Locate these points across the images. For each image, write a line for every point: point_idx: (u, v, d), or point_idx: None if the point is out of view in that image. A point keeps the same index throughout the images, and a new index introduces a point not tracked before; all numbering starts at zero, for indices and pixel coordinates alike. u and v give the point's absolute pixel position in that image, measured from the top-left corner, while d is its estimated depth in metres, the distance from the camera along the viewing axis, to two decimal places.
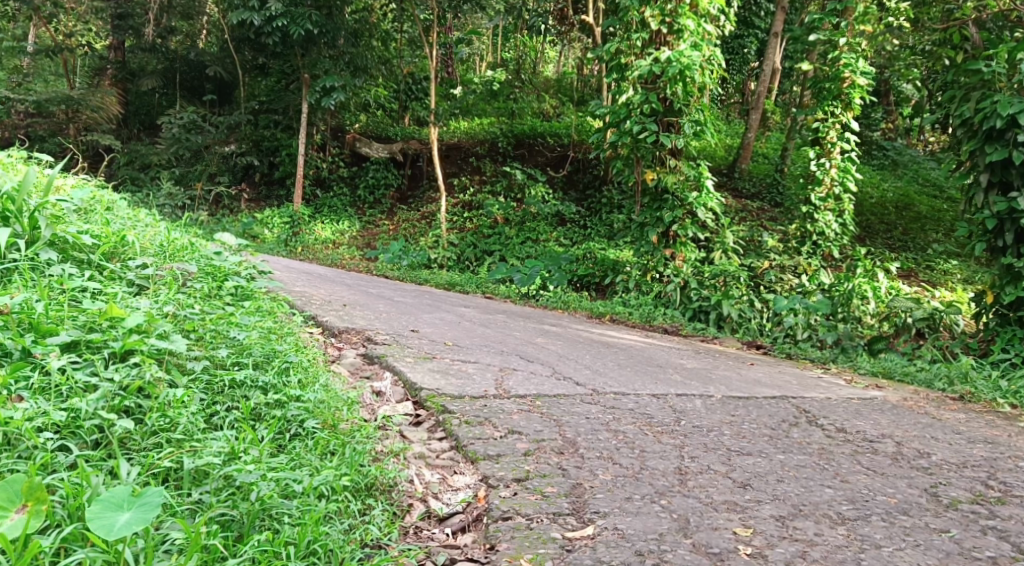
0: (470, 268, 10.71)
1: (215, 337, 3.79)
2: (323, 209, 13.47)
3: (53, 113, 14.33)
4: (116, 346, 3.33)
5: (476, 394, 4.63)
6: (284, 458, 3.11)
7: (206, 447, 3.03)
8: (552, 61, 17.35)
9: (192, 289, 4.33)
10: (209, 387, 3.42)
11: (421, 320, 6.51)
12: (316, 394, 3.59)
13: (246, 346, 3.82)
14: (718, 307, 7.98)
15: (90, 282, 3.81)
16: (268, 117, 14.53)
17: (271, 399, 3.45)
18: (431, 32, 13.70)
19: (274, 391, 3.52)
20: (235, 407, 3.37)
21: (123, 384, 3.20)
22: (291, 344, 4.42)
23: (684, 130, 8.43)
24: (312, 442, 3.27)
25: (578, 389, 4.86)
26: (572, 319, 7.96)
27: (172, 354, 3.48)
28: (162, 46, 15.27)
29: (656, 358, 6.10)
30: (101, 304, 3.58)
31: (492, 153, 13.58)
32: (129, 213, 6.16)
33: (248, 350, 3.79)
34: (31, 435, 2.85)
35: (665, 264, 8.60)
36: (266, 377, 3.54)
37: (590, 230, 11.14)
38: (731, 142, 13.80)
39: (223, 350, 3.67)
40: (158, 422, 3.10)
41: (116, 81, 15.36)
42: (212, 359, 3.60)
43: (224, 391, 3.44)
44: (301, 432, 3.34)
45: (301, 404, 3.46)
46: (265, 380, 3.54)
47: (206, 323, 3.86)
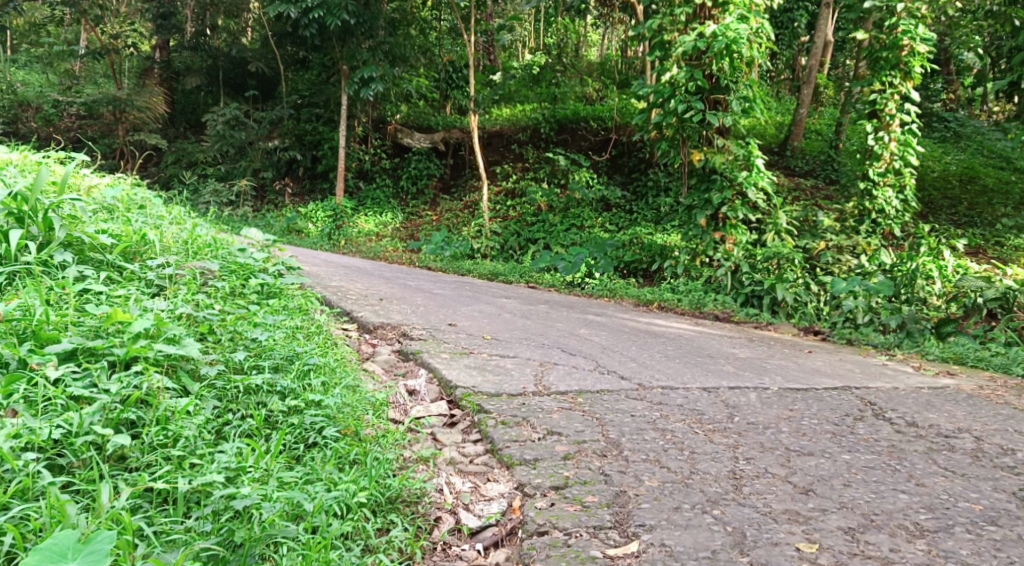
0: (514, 257, 10.44)
1: (233, 339, 3.61)
2: (366, 201, 13.32)
3: (101, 114, 14.42)
4: (118, 353, 3.15)
5: (514, 391, 4.36)
6: (295, 473, 2.93)
7: (206, 466, 2.84)
8: (595, 43, 16.92)
9: (214, 288, 4.13)
10: (218, 395, 3.23)
11: (459, 313, 6.28)
12: (337, 397, 3.38)
13: (266, 347, 3.62)
14: (772, 292, 7.59)
15: (98, 285, 3.64)
16: (310, 111, 14.44)
17: (288, 406, 3.26)
18: (470, 19, 13.46)
19: (293, 396, 3.32)
20: (248, 415, 3.19)
21: (122, 395, 3.02)
22: (319, 343, 4.21)
23: (732, 107, 8.03)
24: (329, 453, 3.08)
25: (623, 384, 4.57)
26: (618, 308, 7.65)
27: (183, 360, 3.30)
28: (206, 44, 15.02)
29: (707, 347, 5.77)
30: (108, 308, 3.40)
31: (534, 139, 13.25)
32: (166, 212, 6.02)
33: (267, 352, 3.58)
34: (9, 459, 2.67)
35: (715, 247, 8.20)
36: (284, 381, 3.35)
37: (636, 215, 10.78)
38: (781, 119, 13.28)
39: (239, 353, 3.47)
40: (157, 437, 2.91)
41: (162, 81, 15.48)
42: (226, 364, 3.40)
43: (236, 398, 3.25)
44: (319, 441, 3.15)
45: (320, 410, 3.27)
46: (284, 385, 3.35)
47: (225, 325, 3.67)
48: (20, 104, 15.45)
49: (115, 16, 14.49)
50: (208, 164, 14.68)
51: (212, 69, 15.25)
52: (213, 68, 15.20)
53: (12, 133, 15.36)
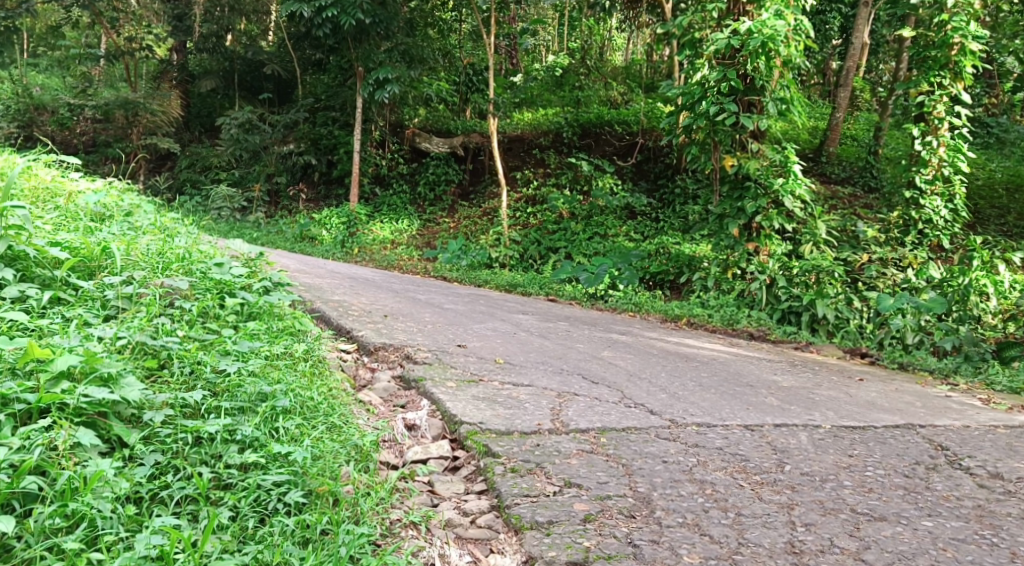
0: (534, 267, 9.91)
1: (192, 375, 3.13)
2: (383, 207, 12.80)
3: (114, 118, 14.03)
4: (29, 401, 2.70)
5: (527, 429, 3.79)
6: (238, 559, 2.47)
7: (106, 562, 2.38)
8: (620, 47, 16.22)
9: (180, 311, 3.59)
10: (160, 449, 2.78)
11: (470, 332, 5.72)
12: (308, 448, 2.90)
13: (230, 386, 3.13)
14: (812, 308, 6.97)
15: (26, 314, 3.16)
16: (325, 114, 13.88)
17: (241, 464, 2.79)
18: (493, 24, 12.96)
19: (256, 449, 2.85)
20: (189, 476, 2.72)
21: (16, 461, 2.54)
22: (304, 376, 3.69)
23: (767, 109, 7.41)
24: (292, 524, 2.61)
25: (653, 421, 3.99)
26: (644, 324, 7.06)
27: (116, 406, 2.83)
28: (222, 47, 14.35)
29: (745, 374, 5.16)
30: (28, 341, 2.95)
31: (557, 145, 12.68)
32: (157, 223, 5.53)
33: (231, 393, 3.10)
34: None
35: (748, 259, 7.58)
36: (245, 430, 2.88)
37: (662, 223, 10.17)
38: (816, 123, 12.56)
39: (195, 394, 3.00)
40: (51, 519, 2.45)
41: (176, 83, 15.04)
42: (176, 409, 2.93)
43: (181, 452, 2.79)
44: (280, 509, 2.67)
45: (285, 468, 2.79)
46: (246, 433, 2.89)
47: (185, 356, 3.20)
48: (36, 108, 15.17)
49: (132, 20, 13.87)
50: (223, 169, 14.25)
51: (227, 72, 14.69)
52: (228, 70, 14.67)
53: (26, 137, 15.05)
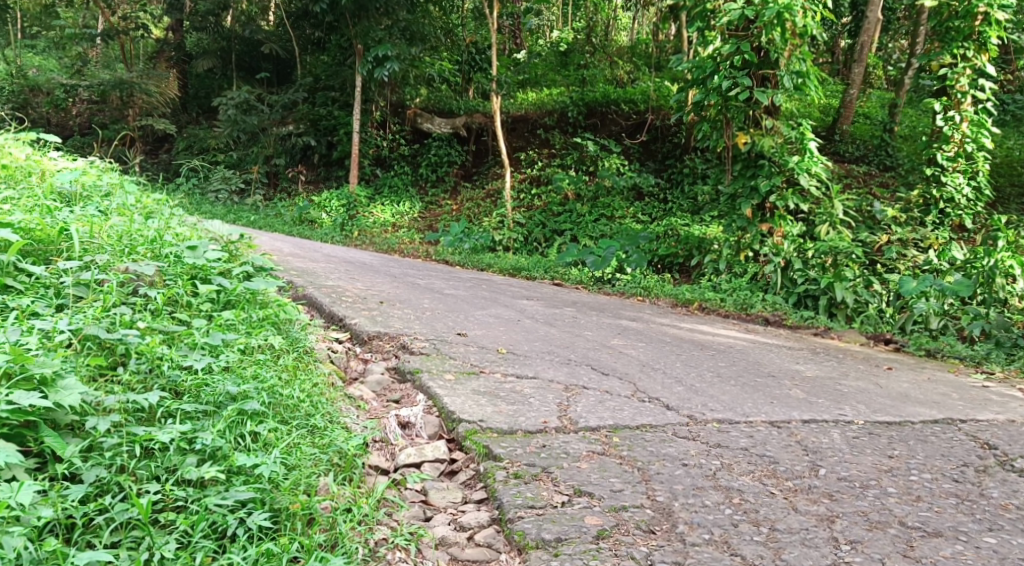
0: (538, 250, 9.56)
1: (148, 377, 2.81)
2: (383, 189, 12.41)
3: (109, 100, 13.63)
4: None
5: (531, 427, 3.45)
6: None
7: None
8: (625, 26, 15.69)
9: (144, 300, 3.25)
10: (101, 464, 2.46)
11: (471, 319, 5.37)
12: (278, 461, 2.58)
13: (194, 386, 2.82)
14: (829, 291, 6.57)
15: None
16: (325, 94, 13.45)
17: (196, 481, 2.47)
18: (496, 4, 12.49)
19: (216, 462, 2.54)
20: (131, 498, 2.40)
21: None
22: (283, 375, 3.35)
23: (782, 83, 6.97)
24: (254, 556, 2.30)
25: (669, 417, 3.63)
26: (654, 309, 6.68)
27: (47, 415, 2.51)
28: (221, 26, 13.87)
29: (766, 363, 4.79)
30: None
31: (561, 125, 12.28)
32: (138, 206, 5.21)
33: (196, 395, 2.79)
34: None
35: (761, 241, 7.18)
36: (205, 439, 2.56)
37: (671, 204, 9.77)
38: (829, 99, 11.96)
39: (150, 397, 2.69)
40: None
41: (173, 64, 14.63)
42: (125, 415, 2.61)
43: (127, 467, 2.47)
44: (241, 535, 2.36)
45: (251, 484, 2.49)
46: (207, 445, 2.57)
47: (148, 352, 2.87)
48: (32, 89, 14.79)
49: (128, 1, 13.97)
50: (221, 151, 13.90)
51: (225, 51, 14.17)
52: (226, 50, 14.14)
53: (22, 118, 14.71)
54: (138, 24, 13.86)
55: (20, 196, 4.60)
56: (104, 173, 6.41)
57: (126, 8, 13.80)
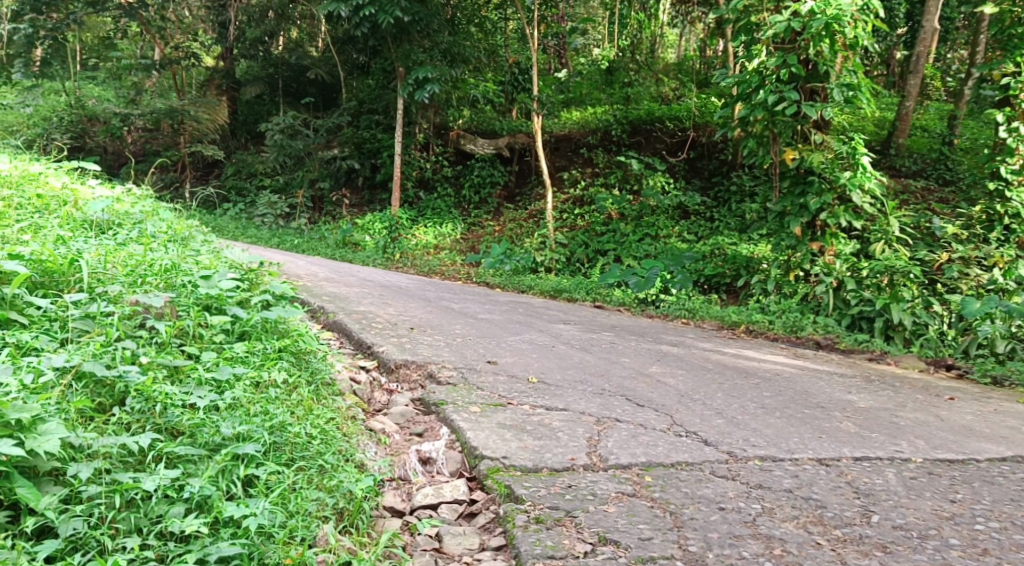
0: (581, 271, 9.34)
1: (143, 418, 2.87)
2: (426, 211, 12.31)
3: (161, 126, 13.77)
4: None
5: (557, 465, 3.24)
6: None
7: None
8: (672, 44, 15.40)
9: (151, 334, 3.27)
10: (80, 515, 2.53)
11: (503, 345, 5.19)
12: (270, 512, 2.62)
13: (192, 426, 2.88)
14: (886, 313, 6.25)
15: None
16: (369, 117, 13.42)
17: (179, 532, 2.54)
18: (539, 24, 12.33)
19: (202, 512, 2.60)
20: (110, 550, 2.48)
21: None
22: (294, 412, 3.19)
23: (833, 97, 6.65)
24: None
25: (707, 454, 3.39)
26: (699, 333, 6.42)
27: (28, 461, 2.58)
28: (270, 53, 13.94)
29: (814, 393, 4.49)
30: None
31: (605, 143, 12.04)
32: (167, 233, 5.16)
33: (191, 436, 2.84)
34: None
35: (811, 260, 6.88)
36: (192, 488, 2.63)
37: (717, 223, 9.48)
38: (884, 112, 11.52)
39: (141, 441, 2.75)
40: None
41: (222, 91, 14.50)
42: (109, 461, 2.68)
43: (108, 518, 2.55)
44: None
45: (237, 538, 2.54)
46: (193, 494, 2.63)
47: (146, 392, 2.94)
48: (88, 118, 14.43)
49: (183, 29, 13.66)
50: (268, 175, 13.78)
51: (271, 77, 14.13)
52: (273, 76, 14.10)
53: (80, 148, 14.30)
54: (189, 53, 13.61)
55: (46, 226, 4.55)
56: (140, 200, 6.35)
57: (179, 38, 13.51)
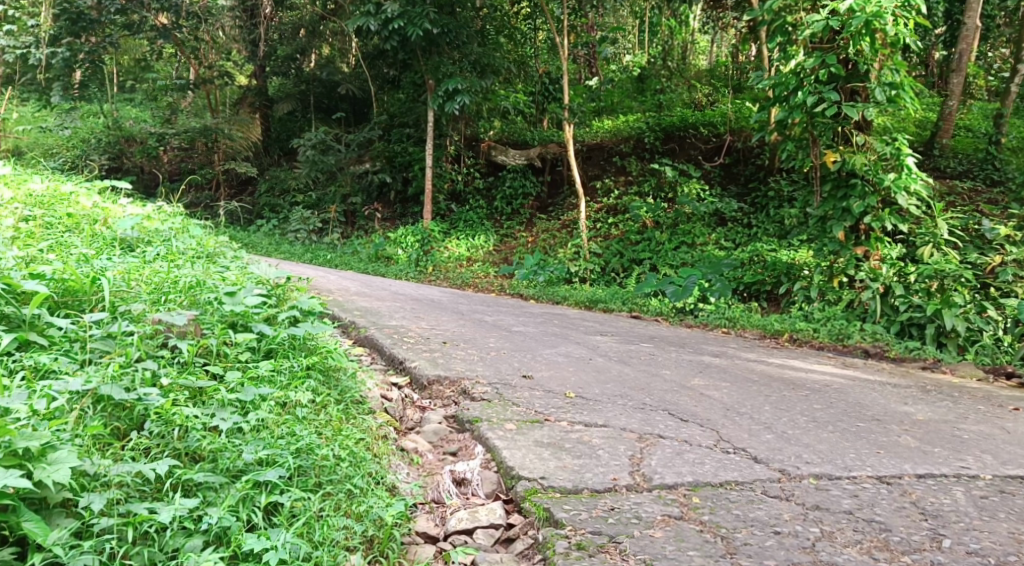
0: (617, 280, 9.15)
1: (163, 445, 2.79)
2: (459, 223, 12.20)
3: (196, 145, 13.89)
4: None
5: (599, 486, 3.07)
6: None
7: None
8: (703, 50, 15.13)
9: (173, 354, 3.19)
10: (92, 550, 2.44)
11: (539, 358, 5.03)
12: (292, 546, 2.53)
13: (213, 451, 2.80)
14: (937, 319, 5.98)
15: None
16: (400, 131, 13.28)
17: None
18: (570, 34, 12.19)
19: (221, 546, 2.52)
20: None
21: None
22: (322, 434, 3.04)
23: (874, 96, 6.41)
24: None
25: (758, 472, 3.21)
26: (741, 343, 6.20)
27: (38, 491, 2.49)
28: (303, 70, 13.74)
29: (868, 405, 4.27)
30: None
31: (638, 151, 11.84)
32: (196, 249, 5.10)
33: (211, 462, 2.76)
34: None
35: (856, 265, 6.65)
36: (210, 519, 2.55)
37: (756, 229, 9.23)
38: (926, 113, 11.19)
39: (159, 468, 2.66)
40: None
41: (255, 109, 14.27)
42: (125, 491, 2.59)
43: (122, 554, 2.45)
44: None
45: None
46: (211, 528, 2.54)
47: (164, 416, 2.86)
48: (127, 139, 14.50)
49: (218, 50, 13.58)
50: (301, 192, 13.71)
51: (303, 94, 13.97)
52: (305, 93, 13.94)
53: (117, 168, 14.44)
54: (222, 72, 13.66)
55: (72, 245, 4.49)
56: (172, 218, 6.32)
57: (213, 57, 13.47)
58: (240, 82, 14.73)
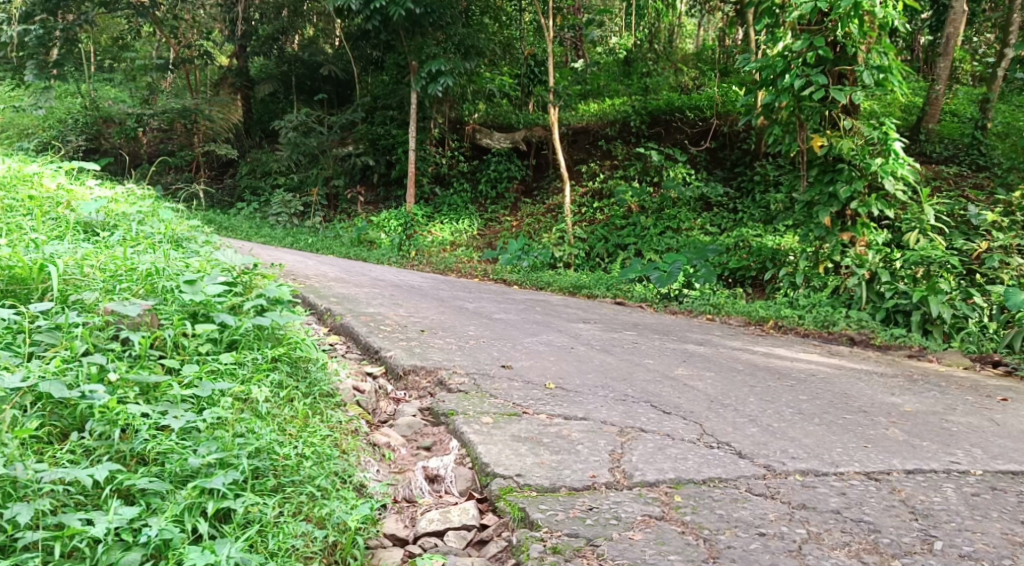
0: (601, 266, 9.02)
1: (105, 449, 2.65)
2: (442, 207, 12.03)
3: (176, 127, 13.57)
4: None
5: (578, 484, 2.94)
6: None
7: None
8: (690, 33, 14.95)
9: (123, 346, 3.03)
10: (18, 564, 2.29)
11: (518, 347, 4.89)
12: (240, 557, 2.38)
13: (160, 453, 2.65)
14: (923, 306, 5.86)
15: None
16: (383, 113, 13.04)
17: None
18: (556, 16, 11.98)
19: (160, 560, 2.36)
20: None
21: None
22: (282, 434, 2.89)
23: (862, 80, 6.26)
24: None
25: (743, 468, 3.08)
26: (726, 330, 6.07)
27: None
28: (286, 53, 13.58)
29: (855, 395, 4.15)
30: None
31: (623, 135, 11.68)
32: (163, 233, 4.93)
33: (157, 466, 2.61)
34: None
35: (842, 251, 6.53)
36: (150, 530, 2.39)
37: (741, 214, 9.10)
38: (913, 97, 11.07)
39: (99, 473, 2.52)
40: None
41: (236, 90, 14.03)
42: (57, 501, 2.45)
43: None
44: None
45: None
46: (149, 539, 2.39)
47: (108, 418, 2.71)
48: (104, 120, 13.94)
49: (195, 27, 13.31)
50: (283, 174, 13.38)
51: (285, 76, 13.81)
52: (287, 75, 13.77)
53: (95, 150, 14.07)
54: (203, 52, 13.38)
55: (33, 232, 4.30)
56: (142, 201, 6.11)
57: (192, 37, 13.15)
58: (220, 62, 14.48)
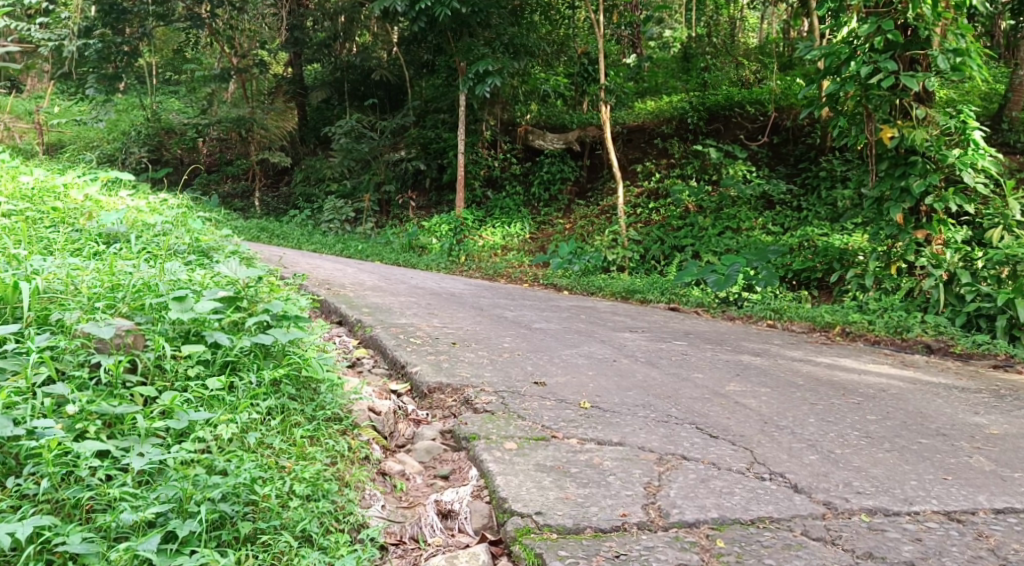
0: (657, 269, 8.56)
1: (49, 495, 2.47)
2: (493, 211, 11.69)
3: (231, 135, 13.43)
4: None
5: (604, 524, 2.56)
6: None
7: None
8: (752, 26, 14.31)
9: (85, 374, 2.85)
10: None
11: (556, 359, 4.52)
12: None
13: (102, 503, 2.47)
14: (1010, 310, 5.30)
15: None
16: (434, 116, 12.75)
17: None
18: (612, 12, 11.50)
19: None
20: None
21: None
22: (264, 472, 2.64)
23: (936, 64, 5.71)
24: None
25: (799, 506, 2.68)
26: (789, 338, 5.59)
27: None
28: (334, 55, 13.16)
29: (932, 414, 3.69)
30: None
31: (681, 132, 11.14)
32: (182, 242, 4.73)
33: (99, 517, 2.43)
34: None
35: (916, 250, 5.98)
36: None
37: (807, 212, 8.52)
38: (994, 84, 10.31)
39: (26, 526, 2.35)
40: None
41: (290, 98, 13.91)
42: None
43: None
44: None
45: None
46: None
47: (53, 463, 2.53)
48: (166, 130, 14.23)
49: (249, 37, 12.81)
50: (336, 180, 13.13)
51: (337, 82, 13.41)
52: (339, 80, 13.37)
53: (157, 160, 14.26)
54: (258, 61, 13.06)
55: (41, 248, 4.10)
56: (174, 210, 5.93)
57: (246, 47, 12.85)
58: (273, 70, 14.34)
